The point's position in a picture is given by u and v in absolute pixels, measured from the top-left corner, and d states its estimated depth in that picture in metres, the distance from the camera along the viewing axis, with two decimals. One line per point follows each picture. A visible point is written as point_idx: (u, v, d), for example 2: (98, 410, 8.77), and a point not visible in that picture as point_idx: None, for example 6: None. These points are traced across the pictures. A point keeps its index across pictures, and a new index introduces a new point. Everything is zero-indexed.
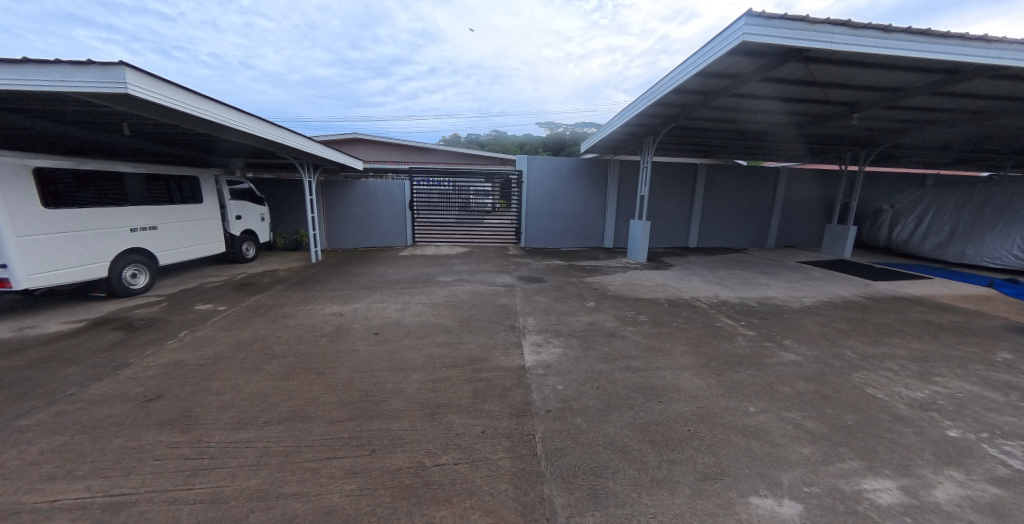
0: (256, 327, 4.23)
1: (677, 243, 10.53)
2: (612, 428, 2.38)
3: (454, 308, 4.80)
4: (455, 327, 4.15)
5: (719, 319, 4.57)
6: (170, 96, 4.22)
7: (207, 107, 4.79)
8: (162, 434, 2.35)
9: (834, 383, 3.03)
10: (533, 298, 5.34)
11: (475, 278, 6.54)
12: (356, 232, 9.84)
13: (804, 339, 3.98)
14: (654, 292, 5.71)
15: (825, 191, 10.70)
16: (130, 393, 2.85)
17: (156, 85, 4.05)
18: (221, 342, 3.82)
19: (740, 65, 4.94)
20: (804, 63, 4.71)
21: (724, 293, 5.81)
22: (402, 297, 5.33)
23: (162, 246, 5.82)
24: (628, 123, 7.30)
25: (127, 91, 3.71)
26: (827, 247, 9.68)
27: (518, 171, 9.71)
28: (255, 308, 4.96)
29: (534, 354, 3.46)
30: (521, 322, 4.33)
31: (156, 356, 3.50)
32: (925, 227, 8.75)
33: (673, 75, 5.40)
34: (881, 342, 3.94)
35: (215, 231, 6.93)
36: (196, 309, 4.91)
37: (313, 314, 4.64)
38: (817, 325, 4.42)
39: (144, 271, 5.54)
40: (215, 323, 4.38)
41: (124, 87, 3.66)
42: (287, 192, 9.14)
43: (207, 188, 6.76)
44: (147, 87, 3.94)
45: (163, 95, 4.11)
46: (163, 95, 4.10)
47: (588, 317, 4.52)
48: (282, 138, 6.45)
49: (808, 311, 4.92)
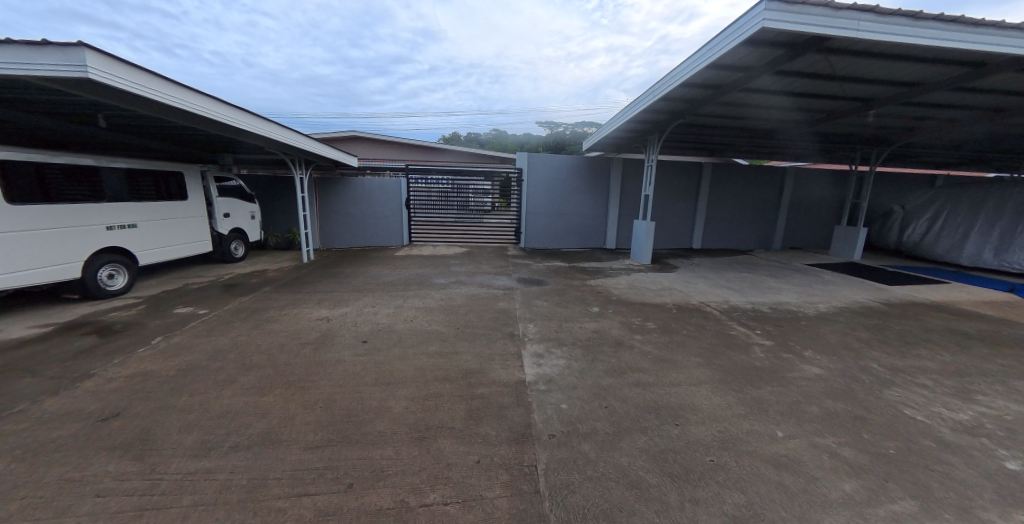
0: (236, 333, 3.94)
1: (681, 244, 10.26)
2: (625, 458, 2.09)
3: (450, 314, 4.52)
4: (450, 335, 3.86)
5: (732, 327, 4.29)
6: (143, 84, 3.95)
7: (186, 97, 4.51)
8: (112, 463, 2.05)
9: (865, 401, 2.76)
10: (534, 302, 5.06)
11: (472, 280, 6.27)
12: (351, 231, 9.54)
13: (825, 350, 3.69)
14: (662, 296, 5.42)
15: (832, 192, 10.43)
16: (85, 410, 2.55)
17: (125, 72, 3.75)
18: (196, 350, 3.52)
19: (755, 56, 4.66)
20: (823, 55, 4.43)
21: (734, 297, 5.53)
22: (394, 301, 5.05)
23: (143, 246, 5.52)
24: (634, 119, 6.98)
25: (89, 75, 3.39)
26: (835, 248, 9.39)
27: (518, 169, 9.39)
28: (238, 311, 4.67)
29: (534, 367, 3.16)
30: (520, 329, 4.04)
31: (124, 366, 3.20)
32: (936, 229, 8.53)
33: (683, 67, 5.12)
34: (909, 353, 3.65)
35: (202, 229, 6.65)
36: (175, 313, 4.61)
37: (299, 319, 4.35)
38: (835, 334, 4.14)
39: (123, 271, 5.24)
40: (192, 328, 4.08)
41: (84, 71, 3.35)
42: (279, 190, 8.82)
43: (193, 184, 6.46)
44: (115, 74, 3.65)
45: (133, 83, 3.82)
46: (133, 84, 3.82)
47: (592, 323, 4.23)
48: (271, 132, 6.17)
49: (825, 319, 4.64)
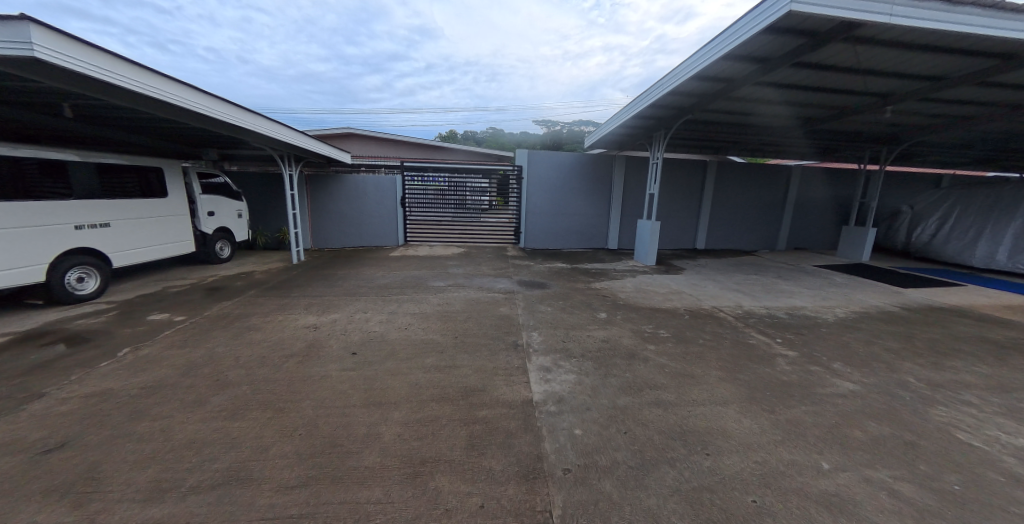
0: (214, 344, 3.59)
1: (684, 244, 10.00)
2: (654, 500, 1.79)
3: (447, 320, 4.21)
4: (448, 346, 3.54)
5: (750, 335, 4.01)
6: (103, 66, 3.67)
7: (155, 83, 4.22)
8: (42, 511, 1.71)
9: (911, 423, 2.47)
10: (537, 307, 4.75)
11: (471, 283, 5.94)
12: (343, 230, 9.18)
13: (854, 361, 3.41)
14: (671, 301, 5.13)
15: (839, 191, 10.18)
16: (26, 439, 2.20)
17: (80, 51, 3.48)
18: (166, 364, 3.18)
19: (774, 46, 4.38)
20: (846, 44, 4.16)
21: (748, 302, 5.25)
22: (388, 306, 4.72)
23: (117, 246, 5.15)
24: (640, 114, 6.68)
25: (35, 53, 3.11)
26: (843, 249, 9.15)
27: (518, 166, 9.08)
28: (218, 318, 4.31)
29: (542, 383, 2.85)
30: (524, 338, 3.73)
31: (82, 384, 2.84)
32: (946, 230, 8.32)
33: (697, 57, 4.83)
34: (944, 365, 3.38)
35: (184, 229, 6.27)
36: (149, 320, 4.25)
37: (283, 328, 4.00)
38: (862, 342, 3.86)
39: (94, 274, 4.88)
40: (166, 339, 3.72)
41: (29, 48, 3.07)
42: (268, 187, 8.44)
43: (175, 181, 6.09)
44: (68, 54, 3.37)
45: (90, 65, 3.54)
46: (89, 65, 3.53)
47: (601, 332, 3.93)
48: (254, 125, 5.85)
49: (846, 325, 4.38)
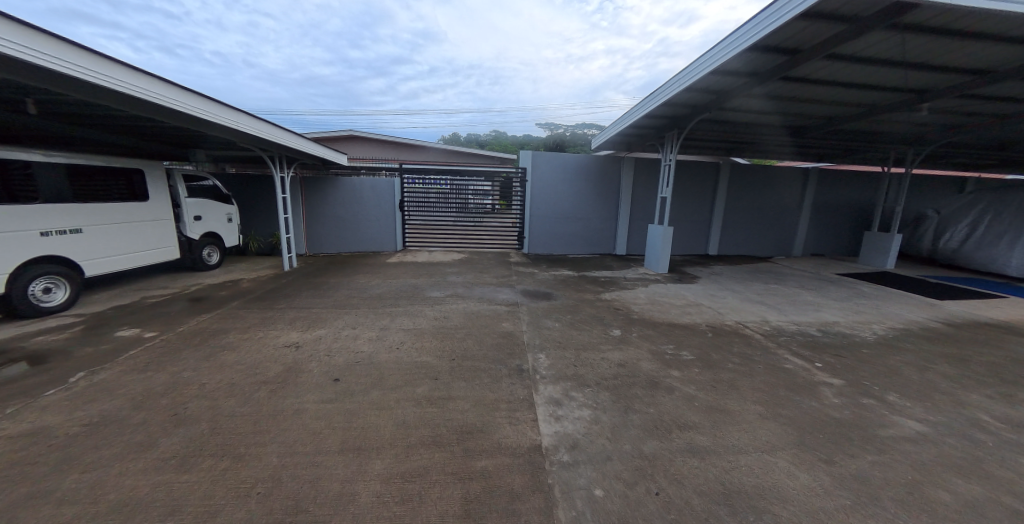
0: (181, 367, 3.19)
1: (696, 250, 9.53)
2: None
3: (444, 338, 3.79)
4: (444, 370, 3.12)
5: (785, 359, 3.55)
6: (53, 55, 3.29)
7: (118, 75, 3.84)
8: None
9: (1007, 481, 2.01)
10: (543, 322, 4.32)
11: (471, 293, 5.52)
12: (339, 235, 8.79)
13: (911, 392, 2.95)
14: (690, 315, 4.70)
15: (859, 194, 9.68)
16: None
17: (22, 35, 3.07)
18: (122, 393, 2.77)
19: (808, 33, 3.95)
20: (890, 31, 3.73)
21: (774, 317, 4.79)
22: (380, 321, 4.30)
23: (90, 254, 4.77)
24: (653, 113, 6.26)
25: None
26: (865, 256, 8.67)
27: (522, 168, 8.67)
28: (192, 335, 3.91)
29: (552, 423, 2.42)
30: (529, 361, 3.30)
31: (15, 419, 2.43)
32: (977, 235, 7.80)
33: (720, 48, 4.40)
34: (1018, 398, 2.90)
35: (168, 234, 5.91)
36: (116, 337, 3.84)
37: (261, 347, 3.59)
38: (912, 368, 3.39)
39: (63, 285, 4.50)
40: (129, 360, 3.32)
41: None
42: (261, 190, 8.08)
43: (157, 184, 5.72)
44: (8, 39, 2.99)
45: (36, 51, 3.15)
46: (35, 52, 3.14)
47: (616, 354, 3.49)
48: (236, 122, 5.44)
49: (889, 345, 3.91)
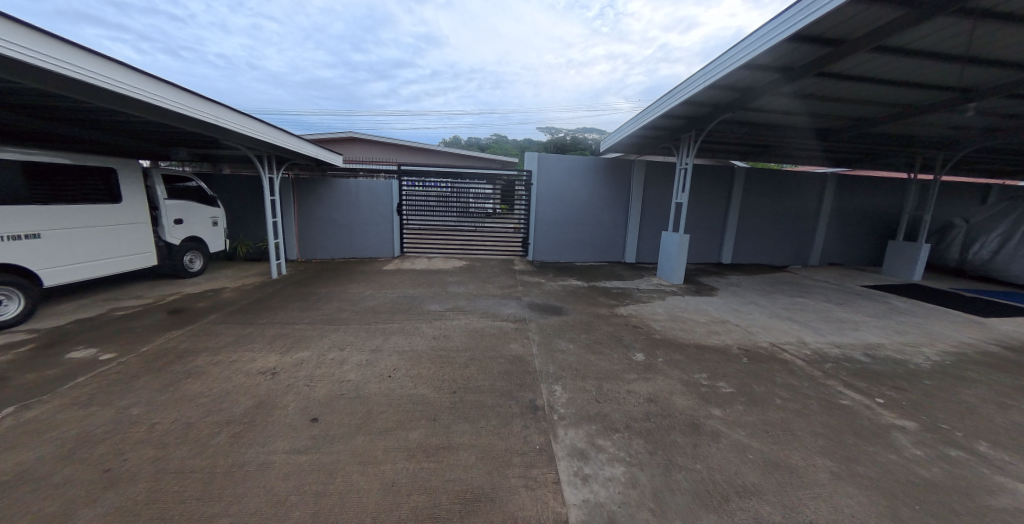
0: (132, 401, 2.69)
1: (709, 258, 9.06)
2: None
3: (444, 364, 3.30)
4: (444, 408, 2.64)
5: (838, 392, 3.06)
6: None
7: (81, 62, 3.30)
8: None
9: None
10: (556, 343, 3.83)
11: (474, 306, 5.04)
12: (333, 240, 8.32)
13: (1005, 442, 2.45)
14: (719, 336, 4.21)
15: (881, 201, 9.21)
16: None
17: None
18: (52, 437, 2.28)
19: (861, 19, 3.49)
20: (958, 15, 3.26)
21: (811, 338, 4.30)
22: (372, 340, 3.82)
23: (52, 262, 4.29)
24: (670, 112, 5.80)
25: None
26: (890, 267, 8.19)
27: (527, 171, 8.19)
28: (156, 357, 3.41)
29: (579, 487, 1.93)
30: (544, 396, 2.81)
31: None
32: (1012, 245, 7.32)
33: (756, 37, 3.94)
34: None
35: (145, 239, 5.43)
36: (67, 360, 3.33)
37: (233, 373, 3.11)
38: (991, 406, 2.90)
39: (16, 298, 4.00)
40: (73, 391, 2.81)
41: None
42: (250, 192, 7.60)
43: (131, 184, 5.22)
44: None
45: None
46: None
47: (644, 386, 3.00)
48: (218, 118, 4.89)
49: (953, 376, 3.41)
